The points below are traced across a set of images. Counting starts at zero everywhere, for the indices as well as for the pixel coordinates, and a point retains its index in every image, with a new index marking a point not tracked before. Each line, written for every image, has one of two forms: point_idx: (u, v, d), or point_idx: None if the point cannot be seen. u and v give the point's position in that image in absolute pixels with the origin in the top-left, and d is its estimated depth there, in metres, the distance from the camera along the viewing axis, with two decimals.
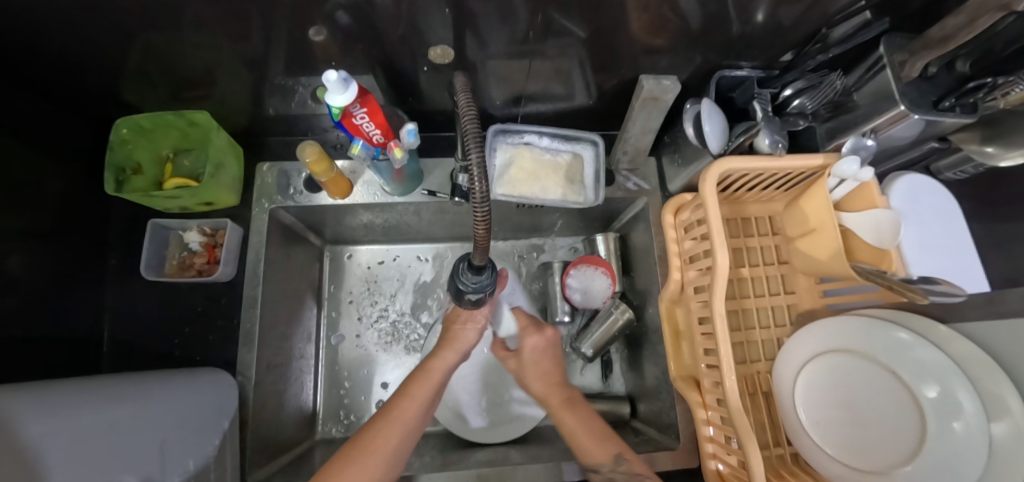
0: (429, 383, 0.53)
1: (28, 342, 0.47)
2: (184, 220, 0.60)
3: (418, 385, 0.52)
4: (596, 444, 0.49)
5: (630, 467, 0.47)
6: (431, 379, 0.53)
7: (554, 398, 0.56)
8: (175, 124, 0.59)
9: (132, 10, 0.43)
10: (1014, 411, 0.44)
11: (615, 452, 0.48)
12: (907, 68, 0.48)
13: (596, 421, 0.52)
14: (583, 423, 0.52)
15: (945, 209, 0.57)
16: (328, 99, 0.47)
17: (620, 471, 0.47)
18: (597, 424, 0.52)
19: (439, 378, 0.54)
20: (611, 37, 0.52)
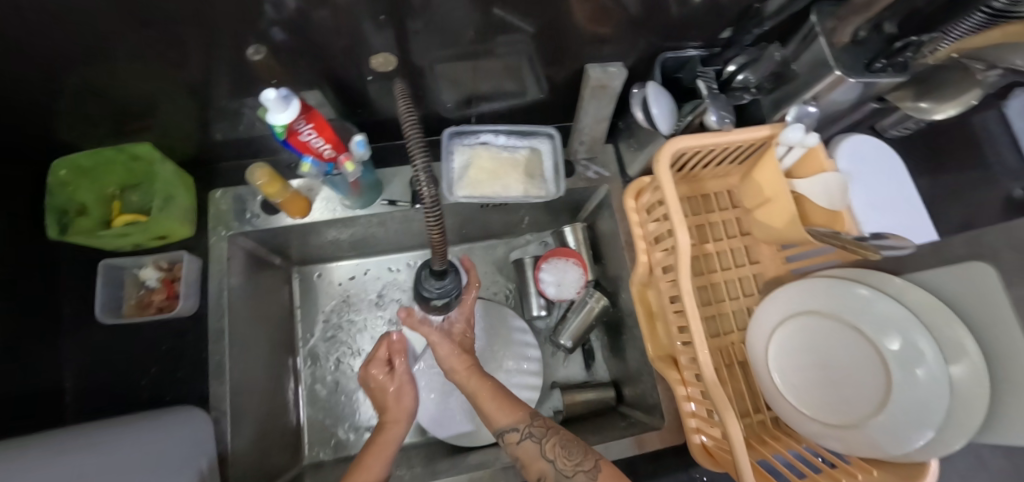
0: (383, 457, 0.50)
1: None
2: (139, 257, 0.58)
3: (374, 459, 0.50)
4: (504, 409, 0.52)
5: (543, 420, 0.51)
6: (382, 450, 0.51)
7: (463, 368, 0.55)
8: (118, 160, 0.57)
9: (56, 43, 0.41)
10: (971, 353, 0.46)
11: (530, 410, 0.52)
12: (838, 34, 0.50)
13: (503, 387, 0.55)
14: (486, 386, 0.54)
15: (889, 165, 0.59)
16: (269, 119, 0.45)
17: (536, 424, 0.51)
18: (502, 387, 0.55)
19: (392, 450, 0.52)
20: (555, 30, 0.52)
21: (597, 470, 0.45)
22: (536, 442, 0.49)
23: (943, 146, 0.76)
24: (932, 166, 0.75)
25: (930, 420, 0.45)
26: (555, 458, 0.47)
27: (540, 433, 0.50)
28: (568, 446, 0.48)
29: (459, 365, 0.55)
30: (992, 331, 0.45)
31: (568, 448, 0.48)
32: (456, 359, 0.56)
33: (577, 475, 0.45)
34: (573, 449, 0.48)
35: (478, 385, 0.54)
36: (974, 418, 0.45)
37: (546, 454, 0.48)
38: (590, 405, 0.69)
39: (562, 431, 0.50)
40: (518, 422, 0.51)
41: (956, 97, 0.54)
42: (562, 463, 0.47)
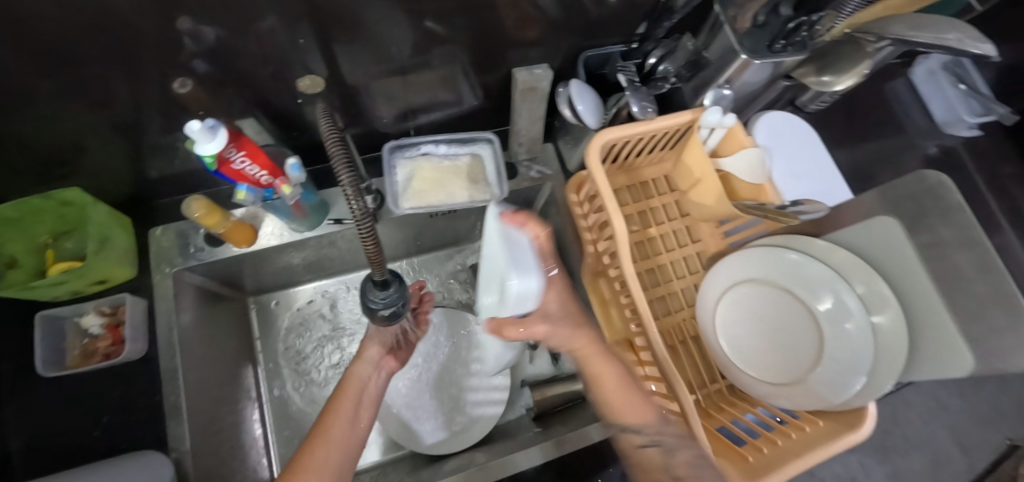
0: (352, 400, 0.52)
1: None
2: (79, 305, 0.56)
3: (343, 402, 0.51)
4: (635, 408, 0.48)
5: (675, 429, 0.48)
6: (349, 392, 0.52)
7: (585, 346, 0.51)
8: (47, 207, 0.54)
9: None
10: (890, 302, 0.50)
11: (658, 413, 0.49)
12: (740, 20, 0.53)
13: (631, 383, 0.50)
14: (610, 369, 0.50)
15: (802, 136, 0.63)
16: (197, 150, 0.45)
17: (666, 432, 0.47)
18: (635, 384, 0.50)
19: (358, 392, 0.53)
20: (482, 38, 0.54)
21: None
22: (662, 451, 0.45)
23: (861, 114, 0.82)
24: (852, 134, 0.80)
25: (861, 367, 0.49)
26: (683, 477, 0.43)
27: (672, 444, 0.46)
28: (701, 465, 0.44)
29: (579, 344, 0.51)
30: (904, 280, 0.50)
31: (700, 469, 0.44)
32: (578, 337, 0.51)
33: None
34: (704, 467, 0.44)
35: (601, 371, 0.50)
36: (899, 360, 0.49)
37: (676, 468, 0.44)
38: (560, 398, 0.70)
39: (697, 446, 0.46)
40: (648, 424, 0.47)
41: (852, 70, 0.58)
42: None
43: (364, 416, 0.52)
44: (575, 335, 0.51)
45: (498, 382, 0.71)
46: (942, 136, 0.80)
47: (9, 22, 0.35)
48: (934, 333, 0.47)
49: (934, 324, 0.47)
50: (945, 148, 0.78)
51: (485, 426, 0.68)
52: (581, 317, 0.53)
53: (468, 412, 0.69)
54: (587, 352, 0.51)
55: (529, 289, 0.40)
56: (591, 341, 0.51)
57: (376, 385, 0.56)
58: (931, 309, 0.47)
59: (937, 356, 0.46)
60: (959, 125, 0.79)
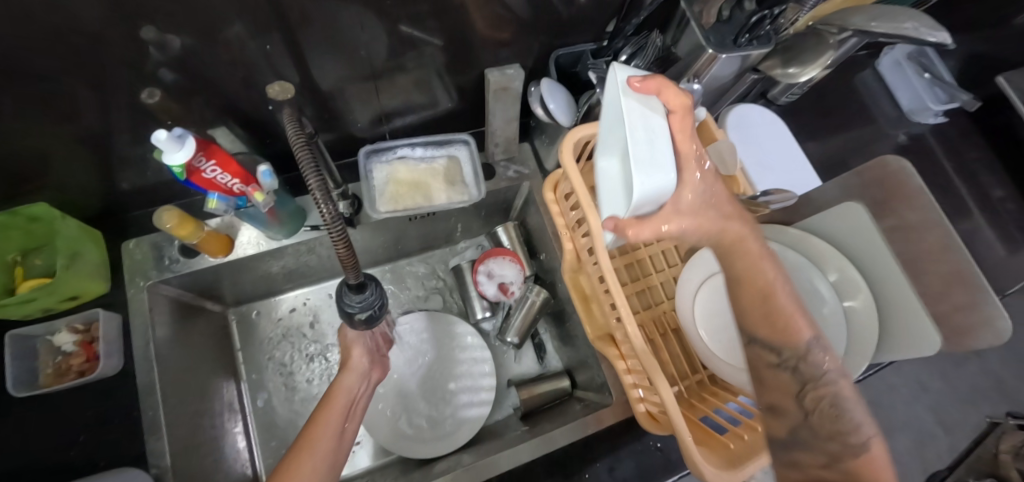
0: (339, 409, 0.51)
1: None
2: (51, 322, 0.55)
3: (330, 412, 0.50)
4: (777, 326, 0.40)
5: (824, 360, 0.40)
6: (336, 402, 0.51)
7: (736, 242, 0.42)
8: (13, 224, 0.53)
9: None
10: (861, 285, 0.51)
11: (810, 336, 0.40)
12: (705, 15, 0.54)
13: (779, 293, 0.41)
14: (756, 280, 0.42)
15: (774, 130, 0.65)
16: (165, 160, 0.44)
17: (808, 361, 0.40)
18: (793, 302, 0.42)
19: (344, 401, 0.52)
20: (455, 39, 0.54)
21: (866, 450, 0.36)
22: (794, 376, 0.40)
23: (832, 105, 0.84)
24: (823, 124, 0.82)
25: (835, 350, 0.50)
26: (810, 413, 0.39)
27: (811, 377, 0.39)
28: (840, 408, 0.38)
29: (731, 238, 0.42)
30: (872, 264, 0.51)
31: (836, 409, 0.38)
32: (728, 230, 0.42)
33: (831, 441, 0.37)
34: (834, 407, 0.38)
35: (759, 278, 0.41)
36: (870, 343, 0.50)
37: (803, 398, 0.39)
38: (546, 396, 0.70)
39: (842, 383, 0.39)
40: (792, 349, 0.40)
41: (815, 62, 0.58)
42: (818, 424, 0.38)
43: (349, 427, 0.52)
44: (717, 233, 0.42)
45: (483, 382, 0.71)
46: (909, 124, 0.82)
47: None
48: (903, 316, 0.48)
49: (901, 306, 0.48)
50: (913, 136, 0.81)
51: (473, 427, 0.68)
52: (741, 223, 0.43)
53: (454, 413, 0.69)
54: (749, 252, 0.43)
55: (658, 189, 0.36)
56: (738, 233, 0.42)
57: (361, 397, 0.56)
58: (897, 292, 0.48)
59: (905, 337, 0.48)
60: (925, 112, 0.81)
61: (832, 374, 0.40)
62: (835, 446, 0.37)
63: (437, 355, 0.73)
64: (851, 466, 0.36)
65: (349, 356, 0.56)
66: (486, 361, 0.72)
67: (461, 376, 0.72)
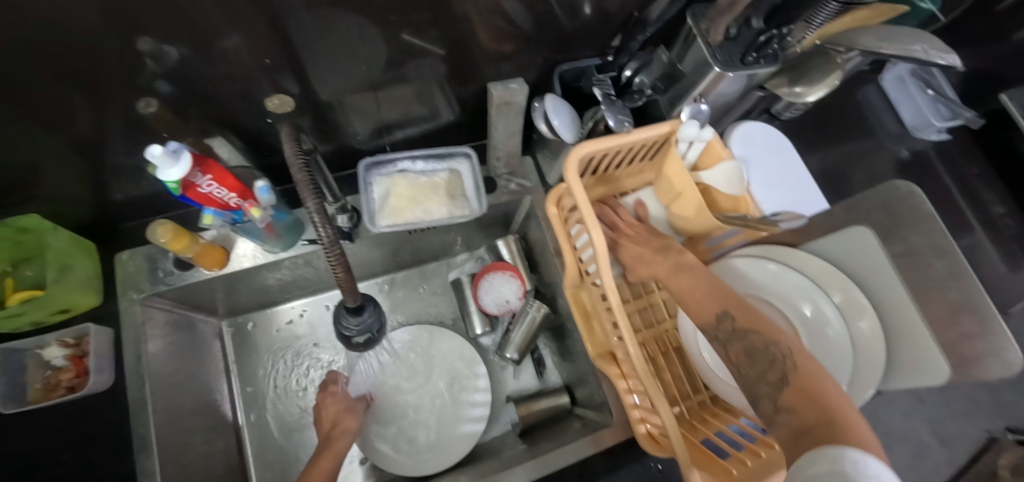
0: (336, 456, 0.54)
1: None
2: (40, 336, 0.54)
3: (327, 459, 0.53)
4: (693, 310, 0.49)
5: (734, 322, 0.45)
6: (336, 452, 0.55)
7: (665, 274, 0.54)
8: (3, 236, 0.52)
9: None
10: (867, 308, 0.51)
11: (722, 309, 0.47)
12: (712, 34, 0.53)
13: (707, 281, 0.50)
14: (684, 283, 0.51)
15: (777, 145, 0.63)
16: (160, 176, 0.43)
17: (723, 327, 0.46)
18: (703, 284, 0.50)
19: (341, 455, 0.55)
20: (458, 52, 0.54)
21: (787, 381, 0.39)
22: (722, 345, 0.45)
23: (834, 121, 0.83)
24: (826, 140, 0.81)
25: (842, 376, 0.50)
26: (740, 365, 0.43)
27: (726, 337, 0.45)
28: (754, 353, 0.42)
29: (660, 271, 0.54)
30: (878, 288, 0.51)
31: (753, 354, 0.42)
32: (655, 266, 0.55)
33: (761, 385, 0.41)
34: (757, 354, 0.42)
35: (673, 285, 0.52)
36: (876, 368, 0.50)
37: (730, 362, 0.44)
38: (545, 413, 0.69)
39: (751, 335, 0.43)
40: (703, 326, 0.47)
41: (824, 80, 0.57)
42: (749, 373, 0.42)
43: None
44: (650, 265, 0.55)
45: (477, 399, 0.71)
46: (912, 141, 0.82)
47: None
48: (911, 341, 0.47)
49: (912, 333, 0.47)
50: (916, 152, 0.80)
51: (465, 444, 0.67)
52: (655, 249, 0.56)
53: (448, 430, 0.68)
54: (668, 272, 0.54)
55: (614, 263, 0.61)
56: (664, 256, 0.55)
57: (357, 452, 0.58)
58: (907, 318, 0.48)
59: (913, 364, 0.47)
60: (928, 129, 0.80)
61: (747, 330, 0.44)
62: (766, 387, 0.40)
63: (431, 371, 0.72)
64: (788, 401, 0.38)
65: (344, 420, 0.60)
66: (483, 377, 0.72)
67: (455, 393, 0.71)
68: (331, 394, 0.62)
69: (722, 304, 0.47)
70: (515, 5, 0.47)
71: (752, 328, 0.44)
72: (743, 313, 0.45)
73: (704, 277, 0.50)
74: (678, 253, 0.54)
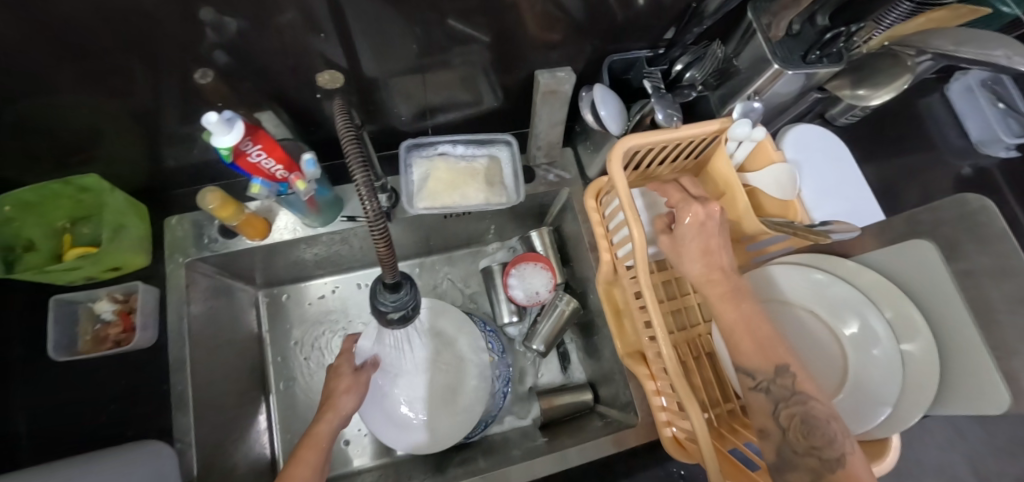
0: (320, 449, 0.49)
1: None
2: (92, 291, 0.56)
3: (310, 451, 0.48)
4: (749, 351, 0.43)
5: (794, 381, 0.41)
6: (319, 441, 0.50)
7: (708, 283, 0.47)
8: (65, 193, 0.55)
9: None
10: (922, 331, 0.47)
11: (778, 363, 0.42)
12: (773, 29, 0.50)
13: (761, 322, 0.45)
14: (741, 318, 0.45)
15: (833, 150, 0.60)
16: (213, 142, 0.44)
17: (780, 382, 0.41)
18: (759, 327, 0.44)
19: (328, 443, 0.50)
20: (507, 38, 0.53)
21: (841, 465, 0.37)
22: (772, 400, 0.41)
23: (893, 130, 0.79)
24: (883, 150, 0.77)
25: (887, 397, 0.46)
26: (788, 428, 0.41)
27: (783, 396, 0.41)
28: (812, 423, 0.40)
29: (708, 286, 0.46)
30: (935, 308, 0.47)
31: (808, 425, 0.40)
32: (714, 284, 0.46)
33: (807, 457, 0.38)
34: (815, 424, 0.39)
35: (726, 316, 0.45)
36: (926, 391, 0.46)
37: (782, 416, 0.41)
38: (566, 408, 0.69)
39: (811, 402, 0.40)
40: (757, 372, 0.42)
41: (890, 83, 0.53)
42: (795, 441, 0.40)
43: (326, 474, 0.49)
44: (706, 273, 0.47)
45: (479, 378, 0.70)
46: (976, 157, 0.76)
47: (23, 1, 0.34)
48: (969, 367, 0.44)
49: (971, 358, 0.43)
50: (980, 169, 0.74)
51: (464, 426, 0.66)
52: (723, 262, 0.47)
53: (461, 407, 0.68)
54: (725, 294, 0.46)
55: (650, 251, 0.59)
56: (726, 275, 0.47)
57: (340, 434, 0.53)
58: (967, 342, 0.44)
59: (970, 391, 0.43)
60: (996, 144, 0.74)
61: (805, 395, 0.41)
62: (813, 461, 0.38)
63: (445, 349, 0.70)
64: None
65: (337, 400, 0.55)
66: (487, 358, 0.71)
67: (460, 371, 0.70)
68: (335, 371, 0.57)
69: (784, 357, 0.43)
70: None
71: (812, 393, 0.41)
72: (804, 375, 0.41)
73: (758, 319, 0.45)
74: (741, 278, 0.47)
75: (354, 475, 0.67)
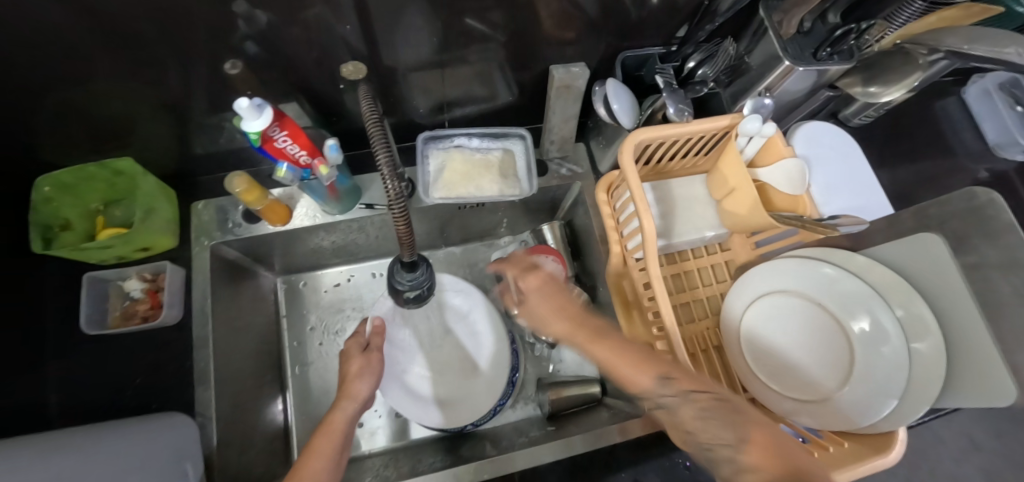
0: (334, 436, 0.51)
1: None
2: (123, 270, 0.59)
3: (324, 439, 0.50)
4: (634, 365, 0.43)
5: (679, 387, 0.40)
6: (334, 429, 0.52)
7: (575, 331, 0.50)
8: (99, 176, 0.58)
9: (27, 56, 0.42)
10: (932, 328, 0.47)
11: (657, 375, 0.42)
12: (785, 26, 0.52)
13: (627, 342, 0.46)
14: (609, 350, 0.45)
15: (843, 147, 0.60)
16: (244, 127, 0.47)
17: (666, 390, 0.41)
18: (621, 349, 0.45)
19: (343, 429, 0.52)
20: (524, 35, 0.55)
21: (745, 440, 0.36)
22: (671, 408, 0.40)
23: (909, 132, 0.79)
24: (898, 151, 0.77)
25: (892, 391, 0.47)
26: (695, 429, 0.39)
27: (676, 402, 0.40)
28: (709, 412, 0.39)
29: (569, 331, 0.50)
30: (944, 304, 0.47)
31: (707, 411, 0.39)
32: (565, 327, 0.51)
33: (719, 451, 0.37)
34: (711, 419, 0.38)
35: (592, 353, 0.47)
36: (932, 386, 0.46)
37: (684, 425, 0.40)
38: (575, 400, 0.69)
39: (700, 394, 0.40)
40: (643, 393, 0.41)
41: (901, 81, 0.55)
42: (705, 437, 0.39)
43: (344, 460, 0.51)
44: (565, 324, 0.51)
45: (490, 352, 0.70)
46: (994, 160, 0.76)
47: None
48: (975, 362, 0.44)
49: (977, 352, 0.43)
50: (997, 173, 0.74)
51: (488, 401, 0.67)
52: (573, 305, 0.52)
53: (482, 382, 0.68)
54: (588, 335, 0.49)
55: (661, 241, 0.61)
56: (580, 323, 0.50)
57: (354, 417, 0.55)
58: (973, 338, 0.44)
59: (976, 385, 0.43)
60: (1014, 147, 0.74)
61: (694, 390, 0.40)
62: (729, 452, 0.37)
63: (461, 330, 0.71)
64: (755, 462, 0.35)
65: (353, 385, 0.56)
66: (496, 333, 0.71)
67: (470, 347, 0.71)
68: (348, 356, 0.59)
69: (659, 367, 0.42)
70: None
71: (696, 387, 0.40)
72: (682, 372, 0.42)
73: (626, 345, 0.45)
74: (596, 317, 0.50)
75: (364, 458, 0.68)
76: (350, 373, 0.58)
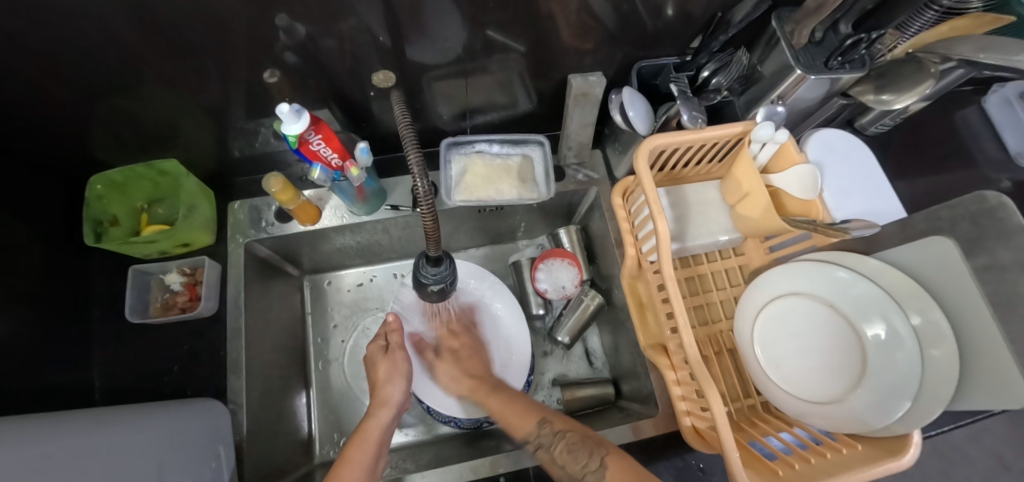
0: (368, 448, 0.53)
1: (36, 391, 0.50)
2: (164, 263, 0.63)
3: (358, 451, 0.53)
4: (520, 417, 0.57)
5: (552, 429, 0.55)
6: (368, 439, 0.54)
7: (475, 389, 0.63)
8: (147, 176, 0.62)
9: (92, 65, 0.46)
10: (947, 334, 0.47)
11: (538, 418, 0.57)
12: (796, 36, 0.53)
13: (518, 399, 0.61)
14: (497, 403, 0.61)
15: (857, 154, 0.61)
16: (284, 130, 0.50)
17: (546, 431, 0.55)
18: (512, 404, 0.60)
19: (375, 439, 0.55)
20: (543, 46, 0.58)
21: (603, 469, 0.48)
22: (547, 450, 0.54)
23: (928, 141, 0.79)
24: (915, 160, 0.77)
25: (905, 393, 0.47)
26: (565, 463, 0.51)
27: (550, 442, 0.54)
28: (574, 450, 0.52)
29: (467, 388, 0.65)
30: (959, 309, 0.48)
31: (574, 451, 0.52)
32: (462, 384, 0.65)
33: (586, 477, 0.49)
34: (579, 453, 0.51)
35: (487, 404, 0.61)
36: (947, 390, 0.46)
37: (557, 460, 0.52)
38: (589, 400, 0.71)
39: (568, 434, 0.54)
40: (527, 437, 0.56)
41: (914, 89, 0.55)
42: (571, 465, 0.51)
43: (379, 465, 0.54)
44: (466, 382, 0.65)
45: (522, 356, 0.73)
46: (1016, 169, 0.75)
47: (140, 9, 0.40)
48: (991, 367, 0.44)
49: (994, 358, 0.43)
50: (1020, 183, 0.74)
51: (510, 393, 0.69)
52: (477, 368, 0.67)
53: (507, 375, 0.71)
54: (488, 390, 0.63)
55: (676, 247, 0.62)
56: (480, 385, 0.64)
57: (385, 425, 0.58)
58: (988, 342, 0.44)
59: (993, 388, 0.44)
60: None
61: (564, 431, 0.54)
62: (590, 479, 0.48)
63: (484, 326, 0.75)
64: None
65: (384, 391, 0.60)
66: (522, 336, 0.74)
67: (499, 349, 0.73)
68: (377, 361, 0.62)
69: (540, 413, 0.57)
70: (604, 4, 0.50)
71: (567, 428, 0.55)
72: (557, 418, 0.57)
73: (513, 397, 0.61)
74: (494, 380, 0.65)
75: None
76: (380, 380, 0.61)
